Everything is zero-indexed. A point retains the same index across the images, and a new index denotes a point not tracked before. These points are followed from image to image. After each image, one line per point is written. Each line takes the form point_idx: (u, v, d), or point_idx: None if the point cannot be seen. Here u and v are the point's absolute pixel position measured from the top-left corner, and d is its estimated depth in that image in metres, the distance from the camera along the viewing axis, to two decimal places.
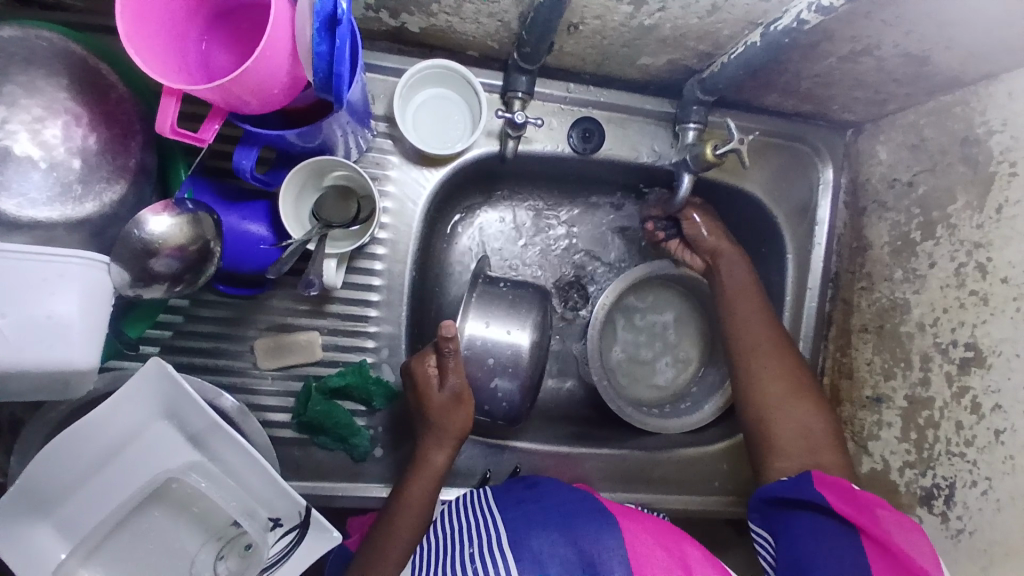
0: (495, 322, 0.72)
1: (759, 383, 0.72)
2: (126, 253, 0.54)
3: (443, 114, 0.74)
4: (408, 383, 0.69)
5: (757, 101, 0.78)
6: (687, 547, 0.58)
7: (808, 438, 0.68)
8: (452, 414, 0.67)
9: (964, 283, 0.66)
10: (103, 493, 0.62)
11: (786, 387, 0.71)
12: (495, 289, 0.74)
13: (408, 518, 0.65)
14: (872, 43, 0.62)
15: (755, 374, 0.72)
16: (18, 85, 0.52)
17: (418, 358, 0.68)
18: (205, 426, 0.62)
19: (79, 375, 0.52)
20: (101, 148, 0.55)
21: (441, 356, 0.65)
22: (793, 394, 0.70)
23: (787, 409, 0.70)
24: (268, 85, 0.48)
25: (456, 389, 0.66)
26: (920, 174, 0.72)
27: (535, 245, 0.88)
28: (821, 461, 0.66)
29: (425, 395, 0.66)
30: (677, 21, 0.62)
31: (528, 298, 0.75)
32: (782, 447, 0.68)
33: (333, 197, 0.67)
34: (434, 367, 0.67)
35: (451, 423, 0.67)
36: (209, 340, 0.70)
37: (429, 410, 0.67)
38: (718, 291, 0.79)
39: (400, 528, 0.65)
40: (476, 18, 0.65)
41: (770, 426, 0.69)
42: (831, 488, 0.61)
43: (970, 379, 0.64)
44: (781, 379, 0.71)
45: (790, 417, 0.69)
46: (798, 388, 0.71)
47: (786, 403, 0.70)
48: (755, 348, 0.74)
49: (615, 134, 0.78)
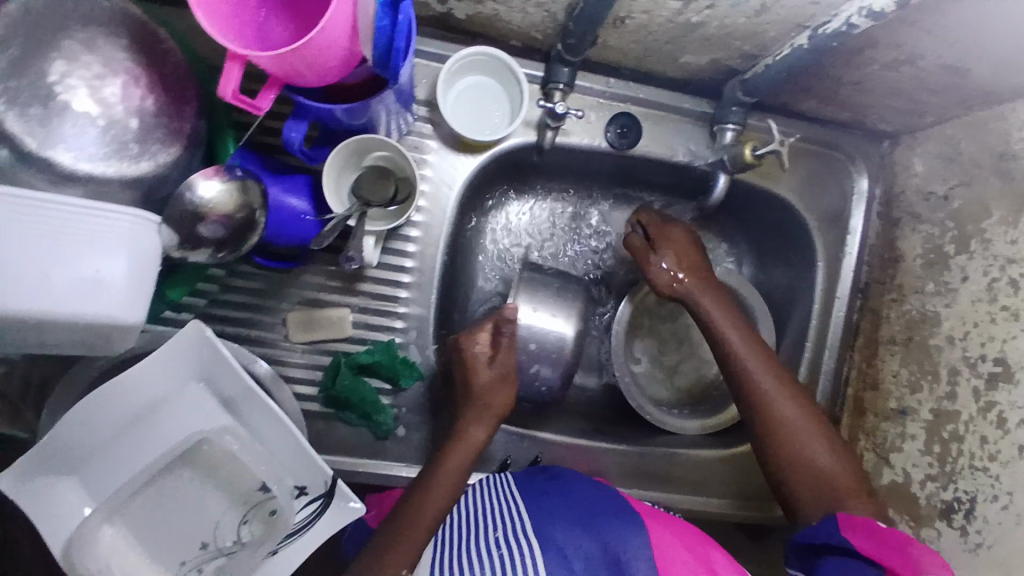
0: (543, 308, 0.76)
1: (776, 417, 0.68)
2: (176, 215, 0.54)
3: (483, 102, 0.75)
4: (452, 361, 0.73)
5: (796, 106, 0.78)
6: (714, 554, 0.58)
7: (826, 480, 0.64)
8: (497, 391, 0.71)
9: (995, 297, 0.66)
10: (137, 451, 0.63)
11: (807, 422, 0.67)
12: (542, 276, 0.79)
13: (443, 488, 0.65)
14: (915, 53, 0.63)
15: (768, 410, 0.68)
16: (78, 41, 0.50)
17: (468, 335, 0.73)
18: (239, 391, 0.62)
19: (121, 331, 0.53)
20: (158, 109, 0.54)
21: (498, 333, 0.72)
22: (802, 432, 0.67)
23: (799, 450, 0.66)
24: (326, 57, 0.49)
25: (505, 370, 0.72)
26: (955, 188, 0.72)
27: (559, 240, 0.87)
28: (843, 494, 0.64)
29: (473, 370, 0.71)
30: (724, 20, 0.63)
31: (573, 289, 0.79)
32: (803, 493, 0.65)
33: (370, 176, 0.68)
34: (485, 345, 0.72)
35: (494, 399, 0.70)
36: (242, 310, 0.72)
37: (476, 385, 0.70)
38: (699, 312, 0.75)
39: (431, 500, 0.64)
40: (524, 8, 0.67)
41: (786, 471, 0.66)
42: (859, 531, 0.58)
43: (996, 395, 0.64)
44: (802, 413, 0.68)
45: (804, 459, 0.66)
46: (802, 423, 0.67)
47: (796, 444, 0.66)
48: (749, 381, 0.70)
49: (651, 131, 0.78)
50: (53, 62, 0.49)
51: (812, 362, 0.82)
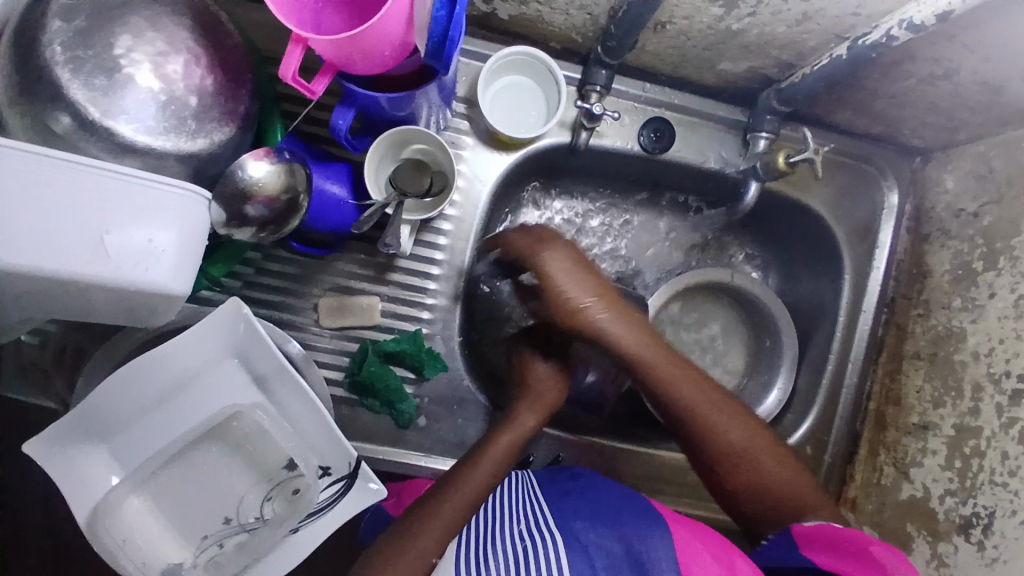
0: None
1: (714, 434, 0.64)
2: (224, 194, 0.56)
3: (520, 102, 0.76)
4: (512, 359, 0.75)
5: (829, 118, 0.79)
6: (738, 559, 0.57)
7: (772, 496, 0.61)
8: (551, 386, 0.72)
9: (1023, 313, 0.66)
10: (168, 423, 0.64)
11: (748, 435, 0.64)
12: None
13: (486, 468, 0.65)
14: (952, 68, 0.64)
15: (705, 425, 0.64)
16: (143, 18, 0.51)
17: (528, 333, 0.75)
18: (272, 368, 0.63)
19: (166, 301, 0.54)
20: (216, 89, 0.55)
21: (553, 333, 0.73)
22: (733, 445, 0.63)
23: (737, 465, 0.63)
24: (380, 46, 0.50)
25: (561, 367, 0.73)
26: (986, 205, 0.73)
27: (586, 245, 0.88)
28: (803, 502, 0.61)
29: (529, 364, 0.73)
30: (764, 28, 0.64)
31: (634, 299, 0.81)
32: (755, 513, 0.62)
33: (408, 169, 0.69)
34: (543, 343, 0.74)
35: (548, 392, 0.71)
36: (275, 294, 0.73)
37: (529, 376, 0.72)
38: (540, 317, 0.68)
39: (469, 482, 0.63)
40: (567, 9, 0.69)
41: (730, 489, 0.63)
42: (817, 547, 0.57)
43: (1019, 411, 0.64)
44: (737, 424, 0.64)
45: (744, 474, 0.63)
46: (727, 435, 0.64)
47: (732, 458, 0.63)
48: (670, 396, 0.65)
49: (684, 136, 0.79)
50: (119, 36, 0.50)
51: (835, 374, 0.82)
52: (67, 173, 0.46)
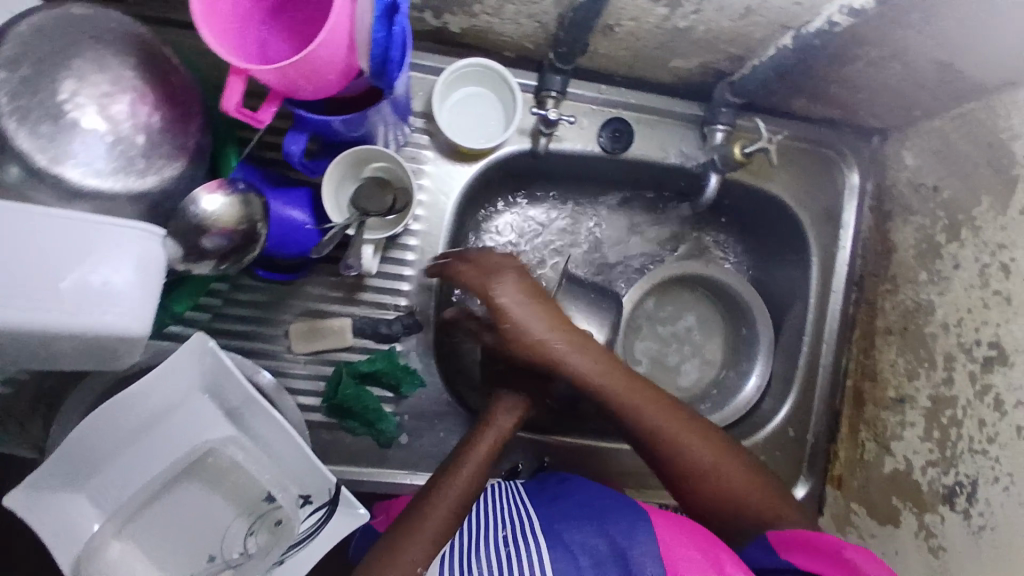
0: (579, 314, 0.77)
1: (666, 440, 0.63)
2: (179, 229, 0.55)
3: (479, 111, 0.77)
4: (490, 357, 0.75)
5: (786, 105, 0.79)
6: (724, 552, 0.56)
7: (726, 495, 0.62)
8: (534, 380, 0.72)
9: (988, 282, 0.67)
10: (144, 463, 0.63)
11: (697, 436, 0.64)
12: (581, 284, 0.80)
13: (468, 469, 0.64)
14: (900, 48, 0.64)
15: (661, 430, 0.63)
16: (87, 59, 0.51)
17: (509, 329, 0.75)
18: (242, 401, 0.63)
19: (127, 342, 0.54)
20: (165, 125, 0.54)
21: None
22: (691, 448, 0.63)
23: (696, 468, 0.63)
24: (324, 70, 0.50)
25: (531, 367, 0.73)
26: (945, 179, 0.74)
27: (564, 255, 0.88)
28: (756, 505, 0.61)
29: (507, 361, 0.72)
30: (710, 24, 0.64)
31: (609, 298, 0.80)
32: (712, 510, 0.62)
33: (370, 185, 0.68)
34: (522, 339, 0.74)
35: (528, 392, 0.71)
36: (245, 323, 0.73)
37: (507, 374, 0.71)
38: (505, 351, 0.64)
39: (452, 485, 0.63)
40: (516, 19, 0.69)
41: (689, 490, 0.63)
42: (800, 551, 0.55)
43: (992, 377, 0.65)
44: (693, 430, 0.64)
45: (703, 478, 0.63)
46: (682, 440, 0.63)
47: (691, 463, 0.63)
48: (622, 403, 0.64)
49: (644, 134, 0.80)
50: (61, 80, 0.50)
51: (810, 356, 0.83)
52: (13, 223, 0.45)
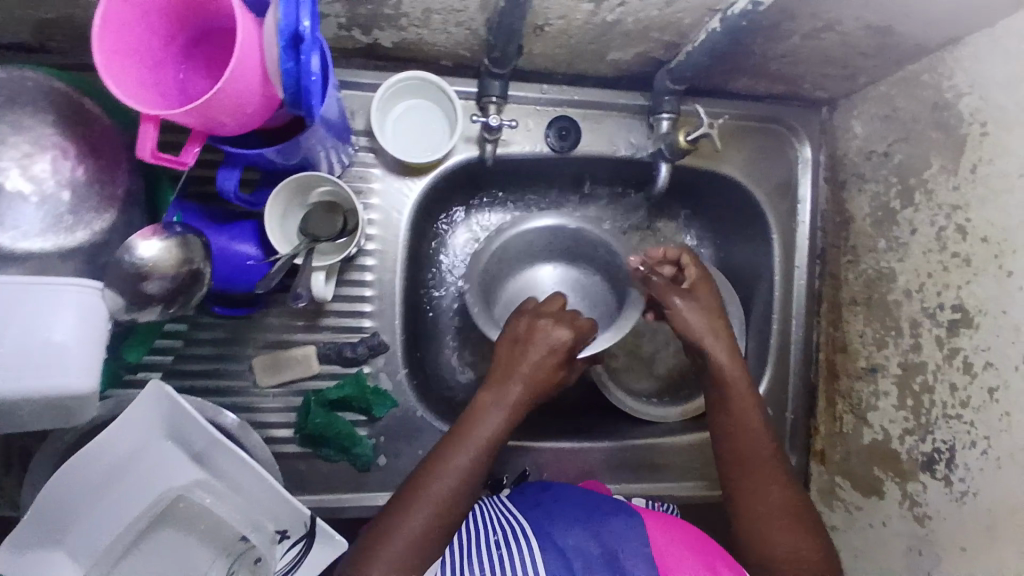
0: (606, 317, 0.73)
1: (754, 496, 0.63)
2: (118, 278, 0.54)
3: (422, 124, 0.76)
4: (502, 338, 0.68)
5: (729, 86, 0.79)
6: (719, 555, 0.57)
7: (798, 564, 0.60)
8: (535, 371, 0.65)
9: (946, 246, 0.67)
10: (116, 513, 0.63)
11: (784, 497, 0.63)
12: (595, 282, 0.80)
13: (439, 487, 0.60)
14: (832, 19, 0.63)
15: (755, 484, 0.63)
16: (5, 125, 0.52)
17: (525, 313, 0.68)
18: (206, 443, 0.62)
19: (79, 399, 0.54)
20: (90, 177, 0.55)
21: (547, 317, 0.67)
22: (790, 510, 0.62)
23: (782, 529, 0.61)
24: (241, 103, 0.49)
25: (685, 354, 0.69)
26: (894, 144, 0.73)
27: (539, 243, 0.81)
28: None
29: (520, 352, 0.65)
30: (638, 15, 0.64)
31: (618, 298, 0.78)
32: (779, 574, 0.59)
33: (319, 211, 0.68)
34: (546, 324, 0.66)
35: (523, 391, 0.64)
36: (208, 362, 0.72)
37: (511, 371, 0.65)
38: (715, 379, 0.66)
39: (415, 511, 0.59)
40: (445, 28, 0.67)
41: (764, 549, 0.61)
42: None
43: (959, 340, 0.64)
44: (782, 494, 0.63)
45: (780, 542, 0.61)
46: (786, 501, 0.62)
47: (780, 525, 0.61)
48: (747, 459, 0.64)
49: (591, 130, 0.79)
50: None
51: (781, 333, 0.83)
52: None
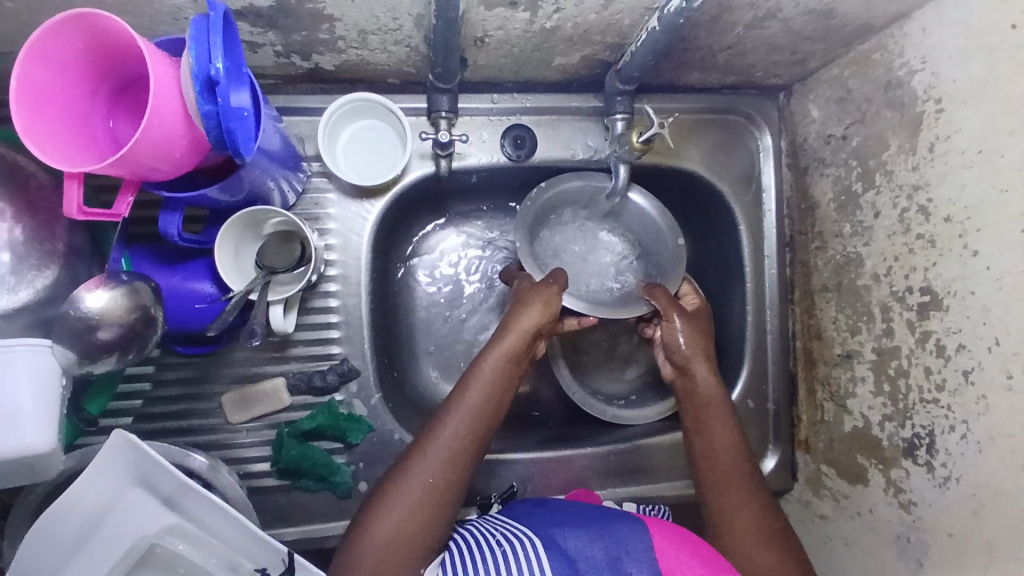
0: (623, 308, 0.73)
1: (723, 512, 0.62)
2: (65, 332, 0.54)
3: (375, 145, 0.75)
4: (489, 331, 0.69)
5: (681, 82, 0.78)
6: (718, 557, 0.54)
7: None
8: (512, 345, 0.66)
9: (909, 227, 0.65)
10: (92, 563, 0.62)
11: (758, 512, 0.61)
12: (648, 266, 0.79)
13: (415, 488, 0.58)
14: (772, 7, 0.61)
15: (725, 494, 0.63)
16: None
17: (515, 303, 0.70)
18: (175, 488, 0.62)
19: (42, 459, 0.54)
20: (28, 236, 0.57)
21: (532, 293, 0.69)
22: (764, 533, 0.60)
23: (752, 543, 0.59)
24: (168, 150, 0.49)
25: (671, 373, 0.73)
26: (851, 127, 0.72)
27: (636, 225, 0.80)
28: None
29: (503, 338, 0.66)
30: (576, 19, 0.63)
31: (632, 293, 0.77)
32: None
33: (275, 243, 0.69)
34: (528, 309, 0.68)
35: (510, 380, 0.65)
36: (179, 403, 0.72)
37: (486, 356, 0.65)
38: (693, 394, 0.69)
39: (390, 517, 0.57)
40: (384, 47, 0.66)
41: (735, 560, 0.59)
42: None
43: (930, 323, 0.63)
44: (755, 505, 0.62)
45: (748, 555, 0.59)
46: (759, 515, 0.61)
47: (756, 542, 0.59)
48: (716, 470, 0.64)
49: (547, 136, 0.79)
50: None
51: (756, 324, 0.83)
52: None
